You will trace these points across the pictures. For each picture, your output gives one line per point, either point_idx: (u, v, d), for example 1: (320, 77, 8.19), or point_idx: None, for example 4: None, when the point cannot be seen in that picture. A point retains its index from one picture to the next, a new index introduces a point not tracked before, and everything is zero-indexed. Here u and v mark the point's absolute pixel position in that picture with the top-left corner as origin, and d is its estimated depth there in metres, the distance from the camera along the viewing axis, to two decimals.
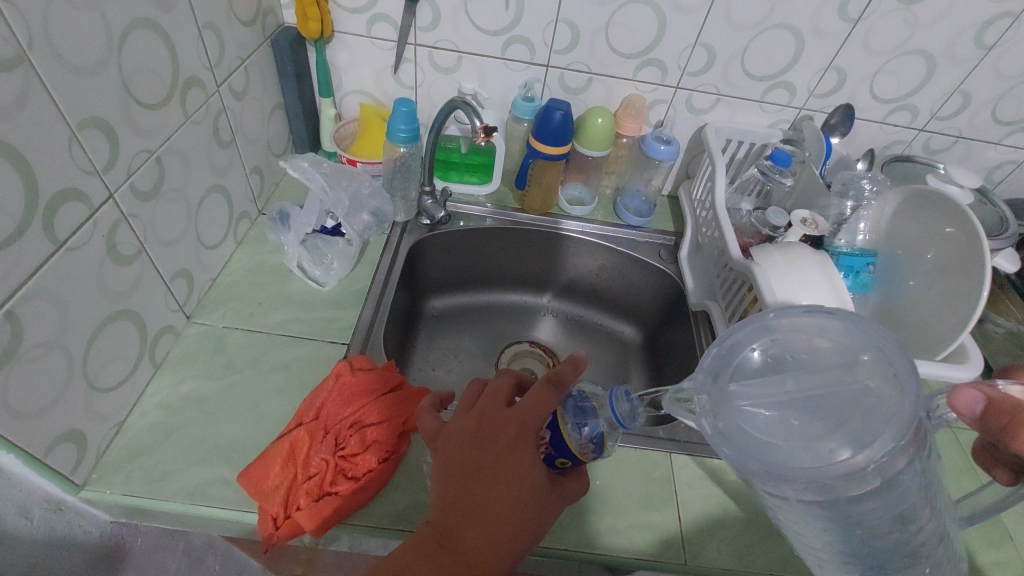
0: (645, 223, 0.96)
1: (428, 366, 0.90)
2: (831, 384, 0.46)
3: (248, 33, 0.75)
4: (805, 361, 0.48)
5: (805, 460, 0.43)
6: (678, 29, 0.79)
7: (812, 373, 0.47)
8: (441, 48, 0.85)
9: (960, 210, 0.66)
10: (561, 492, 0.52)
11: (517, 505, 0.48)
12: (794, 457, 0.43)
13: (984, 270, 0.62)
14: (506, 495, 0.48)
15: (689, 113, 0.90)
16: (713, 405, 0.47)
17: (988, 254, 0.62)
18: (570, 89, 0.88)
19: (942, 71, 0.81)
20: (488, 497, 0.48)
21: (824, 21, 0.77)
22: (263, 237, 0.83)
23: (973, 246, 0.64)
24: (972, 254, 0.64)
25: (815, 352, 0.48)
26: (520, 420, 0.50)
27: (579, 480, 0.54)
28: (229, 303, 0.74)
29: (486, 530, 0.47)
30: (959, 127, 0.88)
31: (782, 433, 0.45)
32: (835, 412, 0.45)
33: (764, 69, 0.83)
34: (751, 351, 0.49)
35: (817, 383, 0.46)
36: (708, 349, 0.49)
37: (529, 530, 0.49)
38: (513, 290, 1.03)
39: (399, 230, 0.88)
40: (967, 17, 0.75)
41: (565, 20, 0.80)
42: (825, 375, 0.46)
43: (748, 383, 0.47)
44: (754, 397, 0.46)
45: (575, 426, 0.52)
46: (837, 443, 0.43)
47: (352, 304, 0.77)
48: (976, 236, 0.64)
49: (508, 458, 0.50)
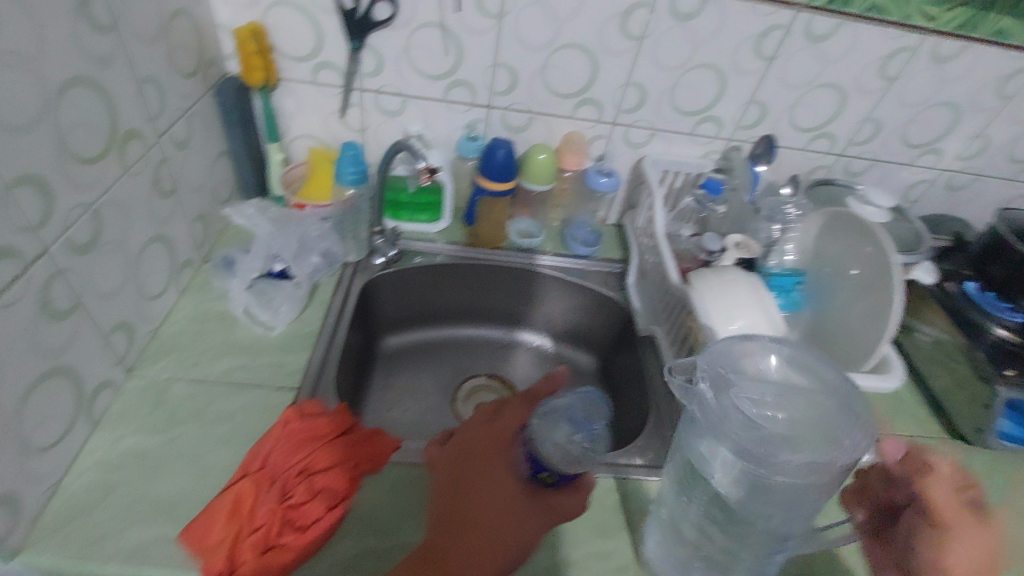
0: (592, 252, 1.00)
1: (382, 407, 0.89)
2: (806, 393, 0.52)
3: (190, 84, 0.75)
4: (811, 388, 0.53)
5: (780, 445, 0.47)
6: (610, 69, 0.84)
7: (795, 386, 0.53)
8: (386, 92, 0.87)
9: (866, 227, 0.73)
10: (549, 506, 0.50)
11: (492, 512, 0.49)
12: (771, 440, 0.47)
13: (893, 281, 0.68)
14: (485, 503, 0.49)
15: (628, 147, 0.94)
16: (715, 395, 0.51)
17: (895, 266, 0.68)
18: (513, 127, 0.92)
19: (853, 102, 0.88)
20: (469, 509, 0.49)
21: (742, 60, 0.83)
22: (207, 284, 0.82)
23: (881, 260, 0.70)
24: (882, 268, 0.70)
25: (822, 381, 0.53)
26: (493, 430, 0.53)
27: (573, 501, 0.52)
28: (172, 354, 0.72)
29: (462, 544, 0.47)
30: (874, 151, 0.95)
31: (771, 427, 0.49)
32: (814, 418, 0.50)
33: (693, 104, 0.88)
34: (748, 363, 0.55)
35: (812, 405, 0.51)
36: (710, 347, 0.55)
37: (510, 540, 0.48)
38: (468, 324, 1.04)
39: (350, 271, 0.88)
40: (869, 53, 0.82)
41: (504, 65, 0.84)
42: (804, 388, 0.52)
43: (743, 384, 0.52)
44: (748, 395, 0.51)
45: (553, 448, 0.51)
46: (816, 443, 0.47)
47: (300, 347, 0.76)
48: (882, 250, 0.70)
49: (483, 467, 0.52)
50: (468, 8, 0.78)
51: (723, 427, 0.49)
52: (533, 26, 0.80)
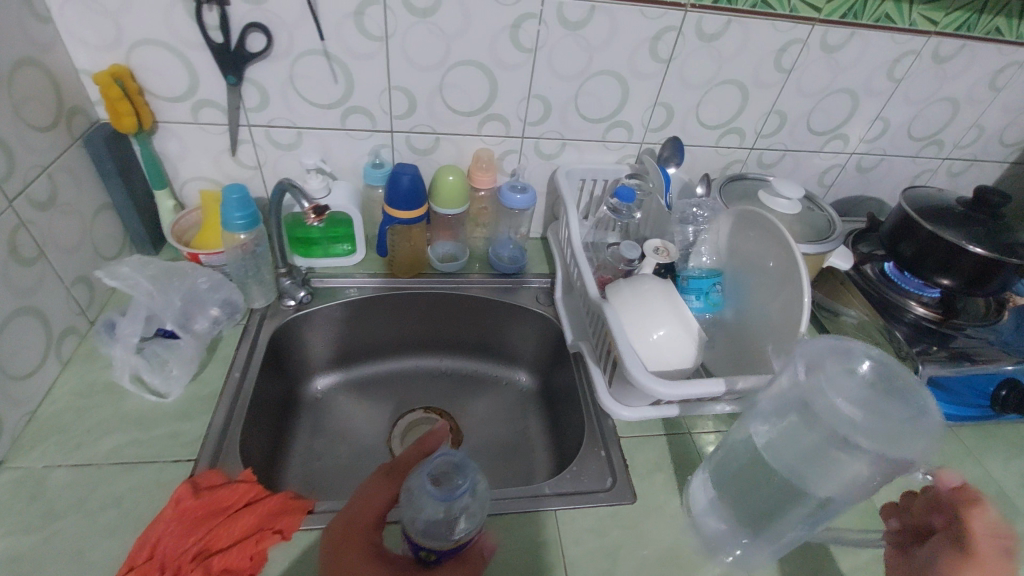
0: (519, 269, 0.96)
1: (310, 459, 0.83)
2: (887, 409, 0.49)
3: (49, 137, 0.69)
4: (889, 404, 0.50)
5: (831, 422, 0.48)
6: (509, 83, 0.82)
7: (889, 399, 0.50)
8: (277, 125, 0.82)
9: (763, 219, 0.72)
10: None
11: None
12: (828, 420, 0.48)
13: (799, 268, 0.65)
14: None
15: (540, 159, 0.92)
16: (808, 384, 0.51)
17: (796, 252, 0.66)
18: (418, 150, 0.88)
19: (755, 96, 0.88)
20: None
21: (641, 63, 0.82)
22: (95, 351, 0.75)
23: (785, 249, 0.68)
24: (787, 257, 0.68)
25: (909, 406, 0.49)
26: (345, 524, 0.51)
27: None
28: (53, 437, 0.65)
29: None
30: (783, 142, 0.96)
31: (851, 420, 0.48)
32: (888, 427, 0.48)
33: (599, 111, 0.87)
34: (861, 365, 0.53)
35: (885, 418, 0.48)
36: (829, 340, 0.55)
37: None
38: (400, 357, 0.99)
39: (258, 316, 0.83)
40: (763, 48, 0.83)
41: (398, 87, 0.80)
42: (889, 403, 0.50)
43: (836, 382, 0.51)
44: (837, 389, 0.50)
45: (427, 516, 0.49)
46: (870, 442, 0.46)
47: (202, 411, 0.70)
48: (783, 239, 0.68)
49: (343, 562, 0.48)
50: (351, 33, 0.74)
51: (809, 398, 0.50)
52: (423, 46, 0.76)
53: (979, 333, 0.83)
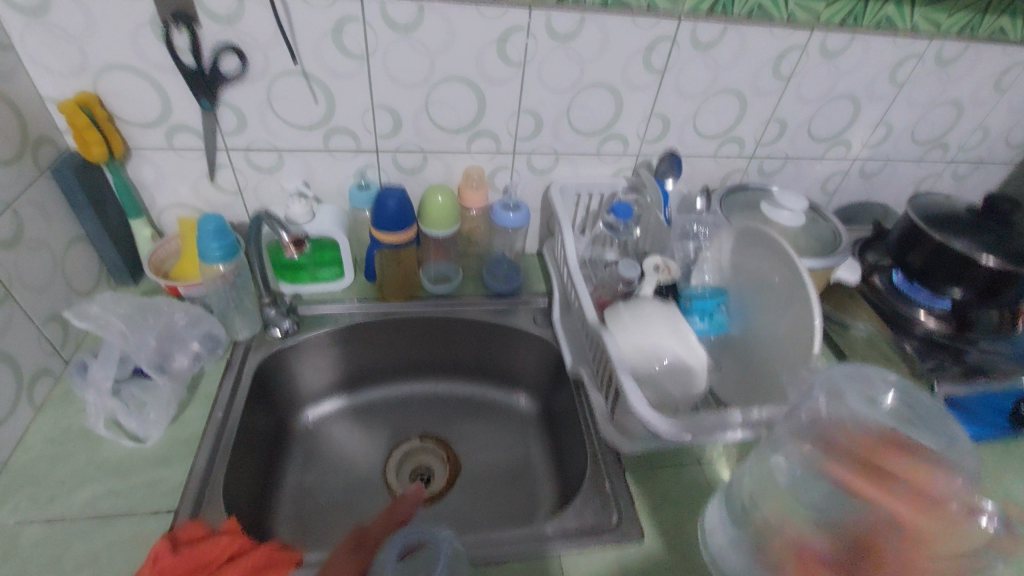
0: (515, 289, 0.93)
1: (302, 495, 0.80)
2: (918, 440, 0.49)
3: (11, 170, 0.65)
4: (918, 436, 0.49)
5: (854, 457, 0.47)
6: (498, 98, 0.78)
7: (916, 430, 0.50)
8: (257, 148, 0.78)
9: (765, 236, 0.69)
10: None
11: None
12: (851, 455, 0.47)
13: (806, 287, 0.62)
14: None
15: (533, 175, 0.88)
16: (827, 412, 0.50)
17: (802, 271, 0.62)
18: (406, 169, 0.85)
19: (754, 104, 0.85)
20: None
21: (634, 74, 0.78)
22: (71, 394, 0.71)
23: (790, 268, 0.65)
24: (792, 275, 0.64)
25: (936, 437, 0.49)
26: None
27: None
28: (24, 490, 0.61)
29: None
30: (784, 150, 0.93)
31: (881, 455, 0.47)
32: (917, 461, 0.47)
33: (592, 125, 0.83)
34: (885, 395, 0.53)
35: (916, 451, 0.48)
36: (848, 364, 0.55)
37: None
38: (395, 382, 0.96)
39: (242, 348, 0.79)
40: (760, 55, 0.79)
41: (382, 106, 0.77)
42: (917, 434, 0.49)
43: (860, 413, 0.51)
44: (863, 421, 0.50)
45: None
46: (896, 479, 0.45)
47: (184, 455, 0.66)
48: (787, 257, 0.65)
49: None
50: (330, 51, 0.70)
51: (827, 430, 0.49)
52: (406, 63, 0.73)
53: (992, 345, 0.80)
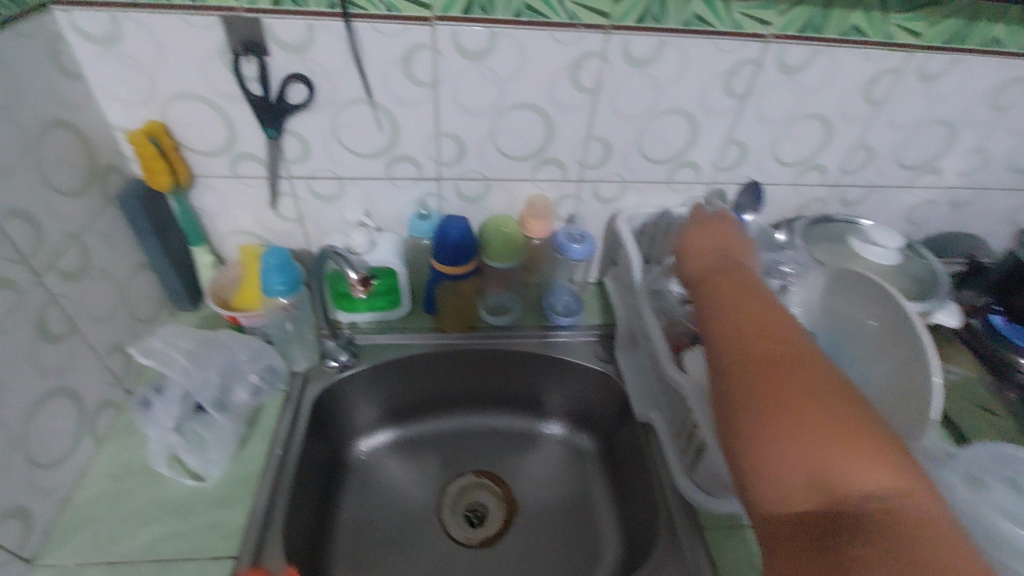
0: (576, 321, 0.89)
1: (356, 534, 0.77)
2: None
3: (80, 201, 0.64)
4: None
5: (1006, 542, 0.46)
6: (567, 126, 0.74)
7: None
8: (319, 177, 0.77)
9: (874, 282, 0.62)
10: None
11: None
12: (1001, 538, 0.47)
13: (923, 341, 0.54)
14: None
15: (599, 204, 0.84)
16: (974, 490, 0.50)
17: (919, 321, 0.55)
18: (467, 198, 0.82)
19: (839, 130, 0.79)
20: None
21: (713, 100, 0.74)
22: (132, 426, 0.70)
23: (902, 318, 0.57)
24: (904, 325, 0.57)
25: None
26: None
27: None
28: (86, 529, 0.60)
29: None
30: (868, 178, 0.86)
31: None
32: None
33: (664, 152, 0.79)
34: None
35: None
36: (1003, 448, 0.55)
37: None
38: (447, 413, 0.92)
39: (300, 381, 0.77)
40: (850, 79, 0.74)
41: (447, 133, 0.74)
42: None
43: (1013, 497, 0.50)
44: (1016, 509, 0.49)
45: None
46: None
47: (244, 496, 0.64)
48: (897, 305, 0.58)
49: None
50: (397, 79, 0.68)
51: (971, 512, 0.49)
52: (475, 90, 0.70)
53: None
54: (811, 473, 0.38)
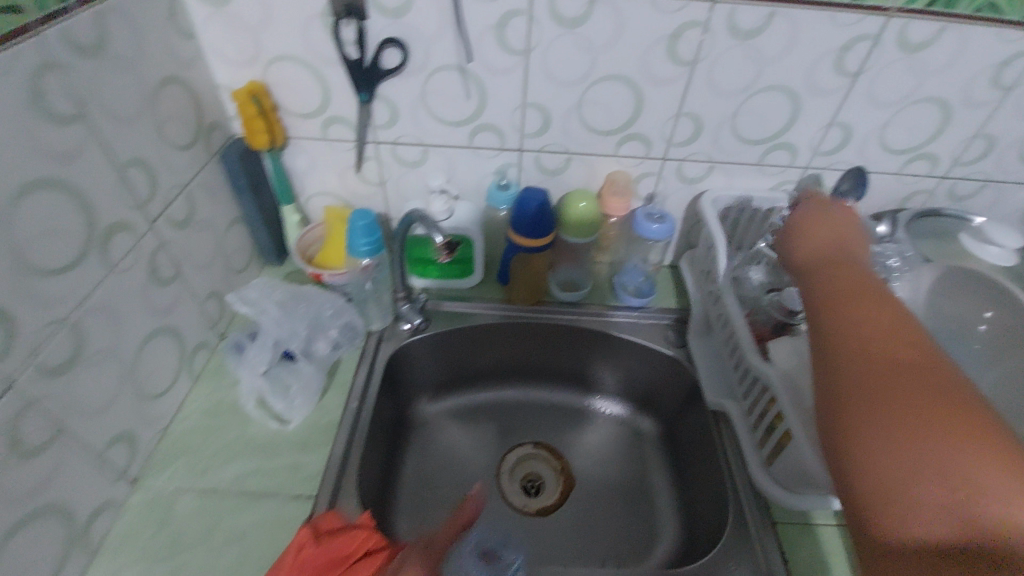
0: (646, 303, 0.87)
1: (418, 490, 0.80)
2: None
3: (189, 154, 0.68)
4: None
5: None
6: (659, 100, 0.72)
7: None
8: (404, 143, 0.78)
9: (994, 285, 0.59)
10: None
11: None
12: None
13: None
14: None
15: (682, 184, 0.81)
16: None
17: None
18: (547, 170, 0.81)
19: (960, 117, 0.72)
20: None
21: (820, 78, 0.69)
22: (222, 368, 0.75)
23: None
24: None
25: None
26: None
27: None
28: (182, 458, 0.65)
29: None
30: (985, 171, 0.79)
31: None
32: None
33: (759, 132, 0.75)
34: None
35: None
36: None
37: None
38: (509, 383, 0.92)
39: (375, 339, 0.80)
40: (983, 59, 0.66)
41: (533, 104, 0.73)
42: None
43: None
44: None
45: None
46: None
47: (321, 443, 0.67)
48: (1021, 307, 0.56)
49: None
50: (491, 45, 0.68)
51: None
52: (567, 59, 0.68)
53: None
54: (929, 492, 0.33)
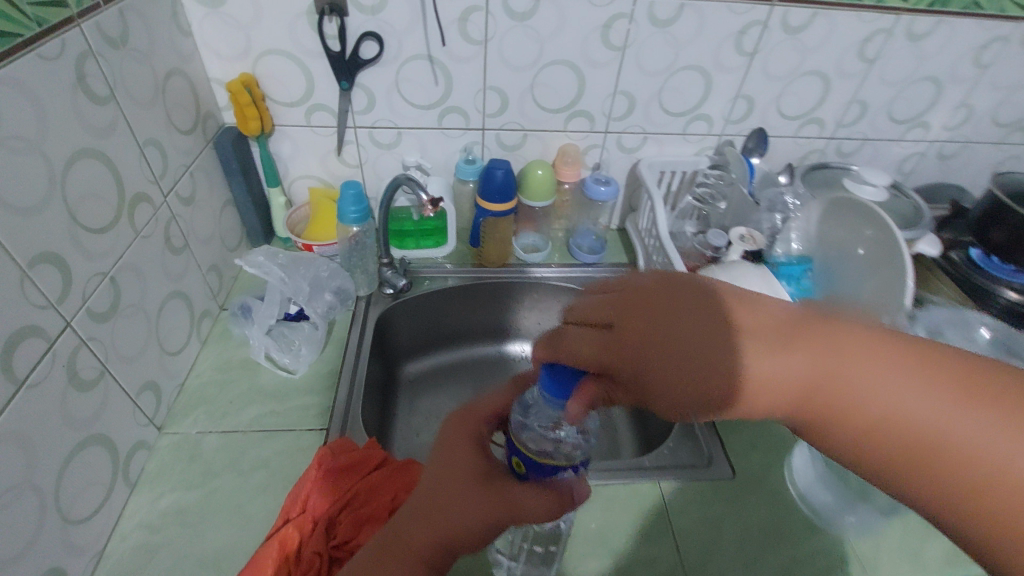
0: (599, 259, 1.00)
1: (411, 435, 0.89)
2: None
3: (190, 139, 0.76)
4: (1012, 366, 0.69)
5: None
6: (597, 80, 0.86)
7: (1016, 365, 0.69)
8: (380, 126, 0.89)
9: (870, 212, 0.73)
10: (510, 494, 0.43)
11: (452, 511, 0.42)
12: None
13: (903, 259, 0.66)
14: (451, 489, 0.43)
15: (622, 153, 0.96)
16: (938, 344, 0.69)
17: (902, 242, 0.67)
18: (507, 146, 0.93)
19: (836, 86, 0.90)
20: (432, 487, 0.44)
21: (725, 57, 0.84)
22: (227, 332, 0.83)
23: (890, 239, 0.69)
24: (893, 248, 0.69)
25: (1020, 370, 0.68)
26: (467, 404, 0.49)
27: (541, 501, 0.44)
28: (200, 407, 0.73)
29: (425, 531, 0.43)
30: (863, 130, 0.97)
31: None
32: None
33: (681, 105, 0.90)
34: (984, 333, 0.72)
35: None
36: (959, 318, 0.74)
37: (456, 494, 0.43)
38: (485, 342, 1.04)
39: (363, 303, 0.89)
40: (847, 37, 0.84)
41: (492, 87, 0.85)
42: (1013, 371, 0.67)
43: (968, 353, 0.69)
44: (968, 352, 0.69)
45: (535, 436, 0.48)
46: None
47: (326, 387, 0.77)
48: (887, 228, 0.70)
49: (447, 454, 0.46)
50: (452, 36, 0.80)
51: None
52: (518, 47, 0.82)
53: None
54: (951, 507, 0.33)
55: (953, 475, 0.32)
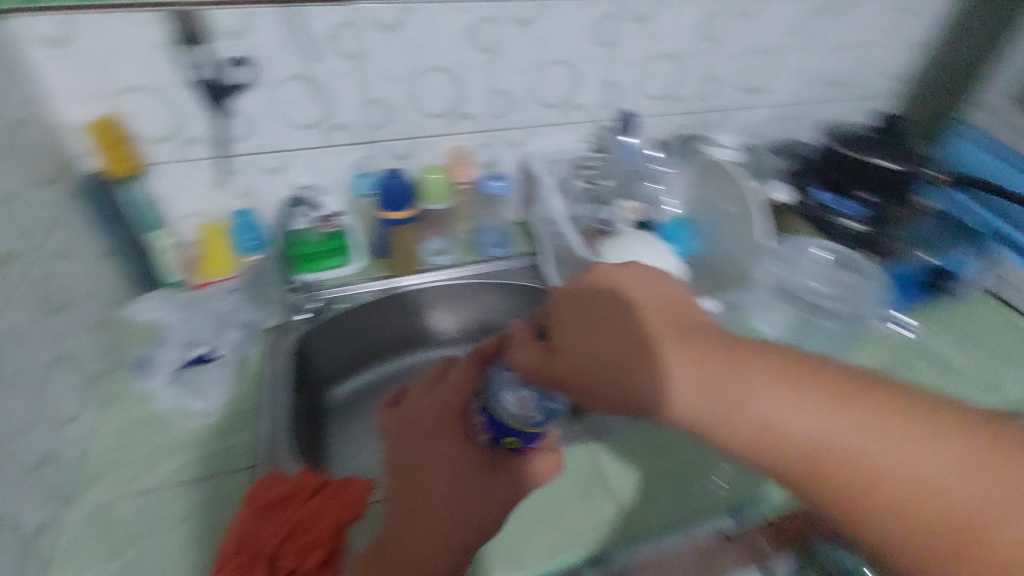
0: (506, 252, 1.04)
1: (346, 458, 0.87)
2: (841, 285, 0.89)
3: (49, 191, 0.70)
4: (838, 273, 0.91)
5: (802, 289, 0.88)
6: (475, 82, 0.89)
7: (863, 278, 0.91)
8: (264, 152, 0.87)
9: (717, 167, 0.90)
10: (510, 476, 0.51)
11: (456, 505, 0.47)
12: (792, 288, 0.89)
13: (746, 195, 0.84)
14: (438, 482, 0.48)
15: (510, 148, 1.00)
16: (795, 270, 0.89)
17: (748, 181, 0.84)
18: (398, 155, 0.94)
19: (689, 64, 1.00)
20: (427, 488, 0.48)
21: (588, 49, 0.91)
22: (124, 390, 0.77)
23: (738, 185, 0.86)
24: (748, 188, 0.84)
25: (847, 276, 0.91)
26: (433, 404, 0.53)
27: (546, 465, 0.53)
28: (107, 474, 0.68)
29: (411, 532, 0.47)
30: (719, 102, 1.08)
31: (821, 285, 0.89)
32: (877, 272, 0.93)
33: (557, 97, 0.96)
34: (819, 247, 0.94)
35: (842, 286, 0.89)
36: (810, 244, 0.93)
37: (446, 498, 0.48)
38: (406, 352, 1.03)
39: (274, 334, 0.86)
40: (691, 21, 0.93)
41: (374, 100, 0.86)
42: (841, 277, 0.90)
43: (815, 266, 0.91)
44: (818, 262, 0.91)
45: (510, 404, 0.50)
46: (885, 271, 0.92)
47: (246, 425, 0.74)
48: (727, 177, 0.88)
49: (433, 449, 0.50)
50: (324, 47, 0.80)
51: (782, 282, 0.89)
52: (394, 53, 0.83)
53: (908, 232, 0.97)
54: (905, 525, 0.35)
55: (868, 484, 0.36)
